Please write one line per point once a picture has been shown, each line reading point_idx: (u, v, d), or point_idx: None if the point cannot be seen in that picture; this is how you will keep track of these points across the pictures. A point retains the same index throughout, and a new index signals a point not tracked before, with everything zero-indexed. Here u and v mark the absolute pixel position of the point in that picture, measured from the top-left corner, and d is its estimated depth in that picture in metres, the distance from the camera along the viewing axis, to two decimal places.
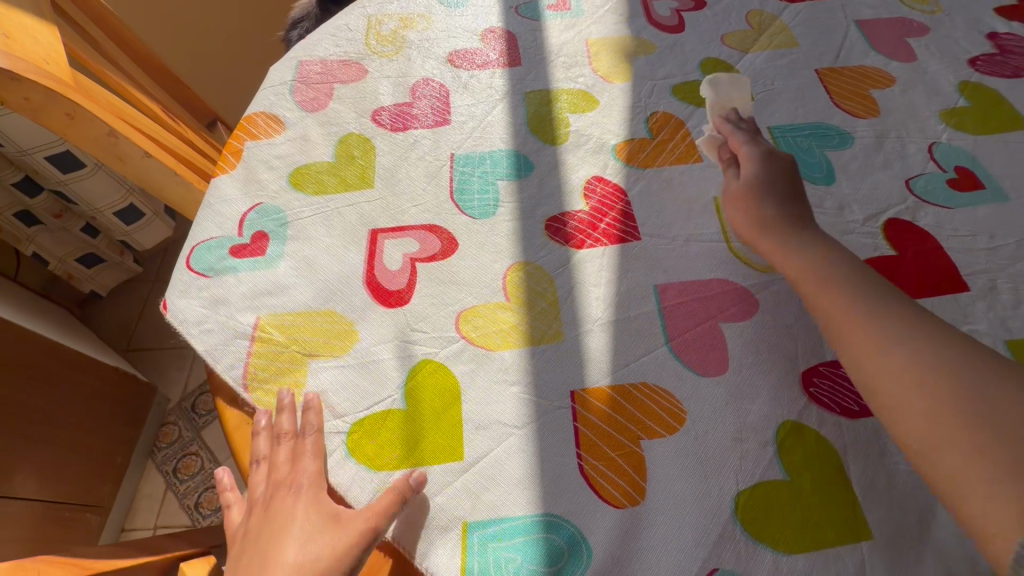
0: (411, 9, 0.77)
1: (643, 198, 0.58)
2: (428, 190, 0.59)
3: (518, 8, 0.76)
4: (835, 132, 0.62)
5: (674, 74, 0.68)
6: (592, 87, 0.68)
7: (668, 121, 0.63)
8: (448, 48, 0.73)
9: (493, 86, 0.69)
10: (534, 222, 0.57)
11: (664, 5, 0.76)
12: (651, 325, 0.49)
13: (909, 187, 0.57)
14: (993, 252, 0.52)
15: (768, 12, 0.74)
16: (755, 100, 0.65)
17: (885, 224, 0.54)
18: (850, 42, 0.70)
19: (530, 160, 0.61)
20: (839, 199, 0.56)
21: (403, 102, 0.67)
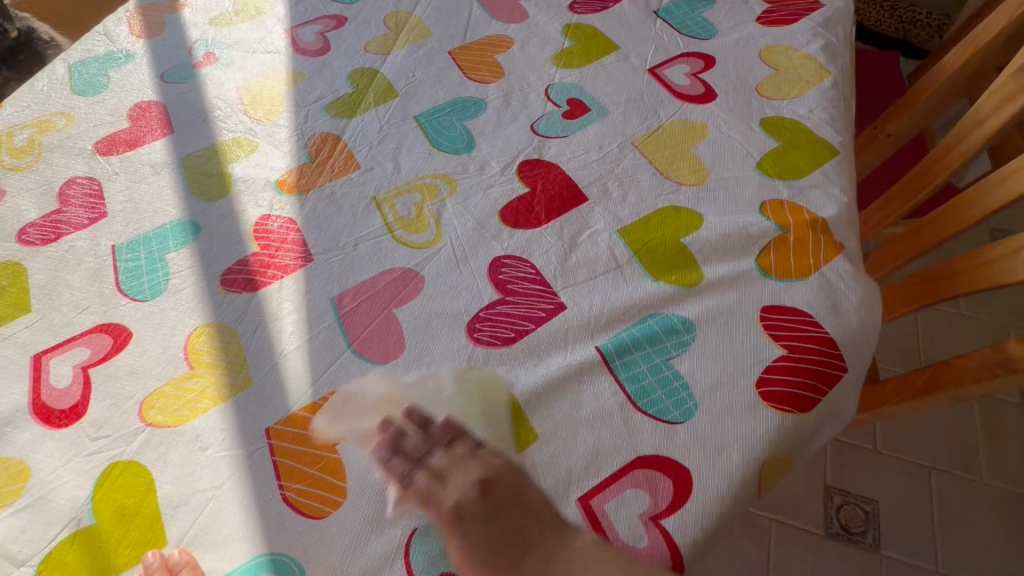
0: (50, 110, 0.73)
1: (313, 217, 0.60)
2: (94, 291, 0.57)
3: (164, 76, 0.75)
4: (471, 102, 0.69)
5: (325, 94, 0.71)
6: (250, 130, 0.69)
7: (325, 142, 0.67)
8: (95, 138, 0.69)
9: (151, 160, 0.66)
10: (210, 281, 0.56)
11: (308, 32, 0.80)
12: (333, 336, 0.52)
13: (533, 128, 0.65)
14: (603, 159, 0.62)
15: (403, 11, 0.81)
16: (400, 96, 0.71)
17: (519, 167, 0.62)
18: (473, 18, 0.79)
19: (197, 222, 0.61)
20: (480, 159, 0.63)
21: (52, 210, 0.63)
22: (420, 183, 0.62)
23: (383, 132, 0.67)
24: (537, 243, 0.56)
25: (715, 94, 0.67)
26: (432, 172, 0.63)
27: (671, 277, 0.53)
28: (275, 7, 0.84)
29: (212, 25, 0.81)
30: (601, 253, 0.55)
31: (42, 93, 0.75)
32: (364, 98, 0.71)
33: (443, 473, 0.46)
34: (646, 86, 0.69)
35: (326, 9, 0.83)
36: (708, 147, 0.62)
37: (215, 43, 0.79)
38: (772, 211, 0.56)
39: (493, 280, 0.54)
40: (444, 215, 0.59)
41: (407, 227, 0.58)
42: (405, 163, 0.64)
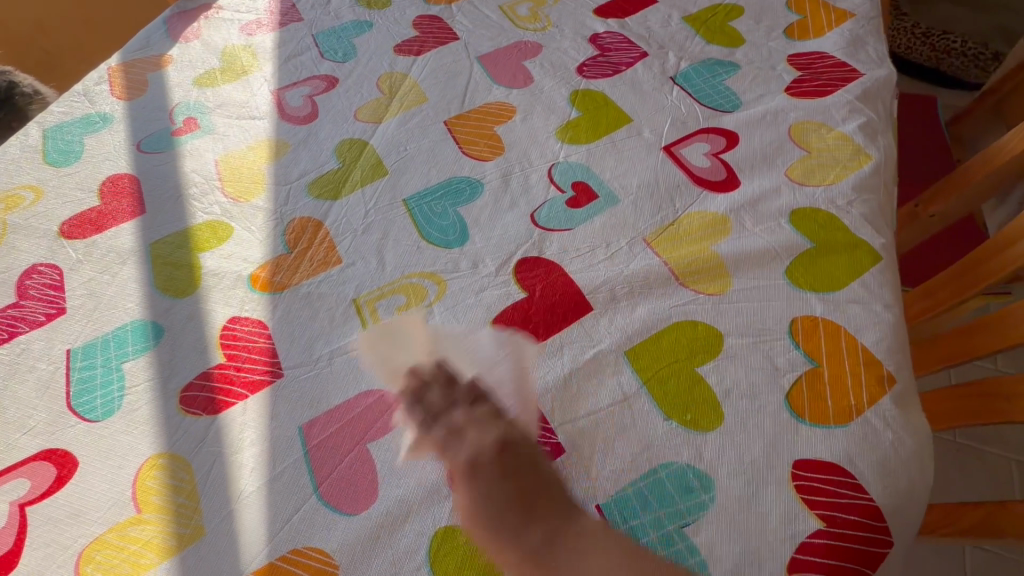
0: (17, 182, 0.68)
1: (285, 323, 0.54)
2: (41, 406, 0.51)
3: (140, 144, 0.70)
4: (466, 184, 0.63)
5: (308, 170, 0.66)
6: (225, 212, 0.63)
7: (304, 228, 0.61)
8: (62, 217, 0.64)
9: (117, 246, 0.61)
10: (168, 398, 0.50)
11: (296, 95, 0.74)
12: (297, 476, 0.46)
13: (533, 218, 0.59)
14: (610, 259, 0.55)
15: (398, 72, 0.76)
16: (389, 174, 0.65)
17: (516, 267, 0.56)
18: (473, 82, 0.73)
19: (160, 323, 0.55)
20: (473, 255, 0.57)
21: (8, 304, 0.58)
22: (405, 283, 0.56)
23: (368, 218, 0.61)
24: (534, 365, 0.49)
25: (738, 181, 0.60)
26: (418, 270, 0.56)
27: (686, 415, 0.46)
28: (263, 64, 0.78)
29: (197, 86, 0.76)
30: (605, 380, 0.48)
31: (11, 161, 0.70)
32: (350, 176, 0.65)
33: (461, 430, 0.47)
34: (661, 167, 0.62)
35: (316, 67, 0.78)
36: (731, 245, 0.55)
37: (197, 107, 0.74)
38: (805, 333, 0.49)
39: (481, 411, 0.47)
40: (429, 324, 0.52)
41: (388, 339, 0.52)
42: (390, 258, 0.58)
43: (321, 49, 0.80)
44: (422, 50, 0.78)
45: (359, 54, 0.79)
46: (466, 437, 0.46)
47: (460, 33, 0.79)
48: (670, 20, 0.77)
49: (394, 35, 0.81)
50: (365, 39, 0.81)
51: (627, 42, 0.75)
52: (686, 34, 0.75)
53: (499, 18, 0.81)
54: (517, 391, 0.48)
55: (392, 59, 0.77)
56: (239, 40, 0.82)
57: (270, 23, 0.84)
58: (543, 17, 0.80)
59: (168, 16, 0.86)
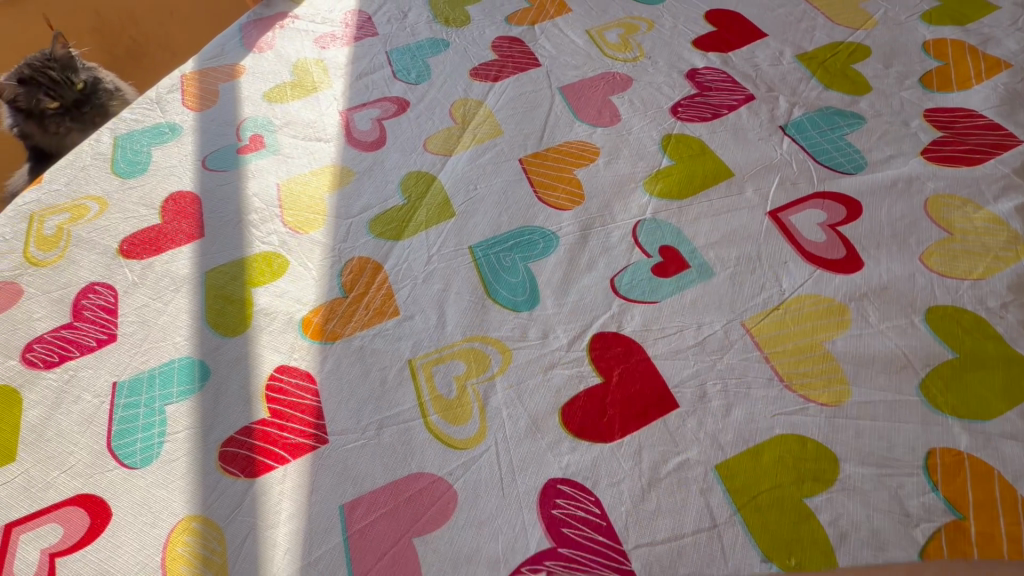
0: (84, 192, 0.67)
1: (333, 380, 0.50)
2: (82, 444, 0.49)
3: (205, 160, 0.68)
4: (539, 235, 0.57)
5: (372, 204, 0.62)
6: (282, 243, 0.60)
7: (362, 270, 0.56)
8: (123, 234, 0.63)
9: (173, 271, 0.59)
10: (208, 453, 0.47)
11: (365, 117, 0.70)
12: (335, 567, 0.41)
13: (614, 286, 0.52)
14: (701, 347, 0.48)
15: (473, 99, 0.70)
16: (456, 216, 0.59)
17: (590, 343, 0.49)
18: (553, 116, 0.67)
19: (207, 364, 0.52)
20: (544, 323, 0.51)
21: (62, 323, 0.57)
22: (466, 349, 0.50)
23: (431, 265, 0.56)
24: (607, 466, 0.43)
25: (861, 261, 0.51)
26: (482, 334, 0.51)
27: (791, 559, 0.38)
28: (334, 81, 0.75)
29: (266, 100, 0.74)
30: (690, 499, 0.41)
31: (81, 169, 0.69)
32: (415, 214, 0.60)
33: (521, 535, 0.41)
34: (766, 237, 0.54)
35: (388, 87, 0.73)
36: (852, 343, 0.46)
37: (265, 123, 0.71)
38: (944, 473, 0.40)
39: (543, 518, 0.41)
40: (491, 402, 0.47)
41: (444, 413, 0.47)
42: (451, 316, 0.52)
43: (393, 68, 0.76)
44: (500, 75, 0.72)
45: (433, 76, 0.74)
46: (525, 545, 0.41)
47: (543, 59, 0.73)
48: (781, 58, 0.68)
49: (471, 56, 0.76)
50: (440, 59, 0.76)
51: (729, 81, 0.67)
52: (800, 76, 0.66)
53: (586, 44, 0.74)
54: (588, 496, 0.42)
55: (468, 83, 0.72)
56: (312, 53, 0.79)
57: (345, 36, 0.80)
58: (634, 45, 0.73)
59: (245, 23, 0.84)
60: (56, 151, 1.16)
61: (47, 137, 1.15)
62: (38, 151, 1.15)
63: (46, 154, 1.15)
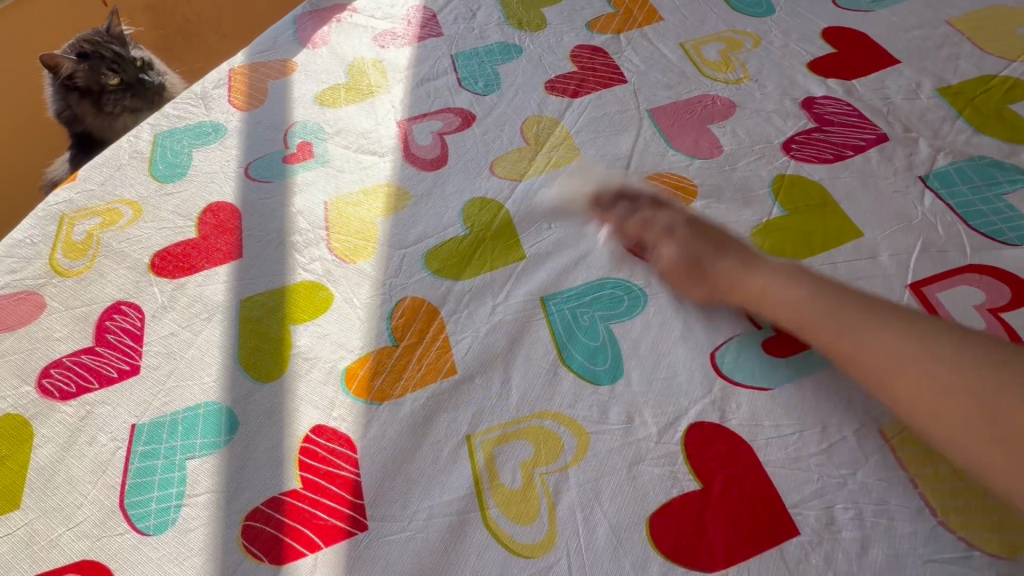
0: (119, 195, 0.61)
1: (376, 451, 0.42)
2: (92, 497, 0.43)
3: (249, 168, 0.62)
4: (623, 290, 0.48)
5: (429, 234, 0.54)
6: (327, 273, 0.53)
7: (415, 314, 0.49)
8: (155, 247, 0.57)
9: (206, 296, 0.52)
10: (229, 525, 0.41)
11: (425, 130, 0.63)
12: None
13: (716, 362, 0.43)
14: (826, 456, 0.39)
15: (548, 116, 0.62)
16: (526, 258, 0.51)
17: (687, 435, 0.41)
18: (641, 144, 0.58)
19: (235, 413, 0.46)
20: (628, 403, 0.43)
21: (83, 347, 0.51)
22: (534, 428, 0.42)
23: (495, 316, 0.48)
24: None
25: None
26: (553, 411, 0.43)
27: None
28: (393, 85, 0.68)
29: (318, 103, 0.67)
30: None
31: (118, 169, 0.64)
32: (478, 251, 0.52)
33: None
34: None
35: (452, 96, 0.66)
36: None
37: (315, 129, 0.65)
38: None
39: None
40: (562, 501, 0.39)
41: (505, 508, 0.39)
42: (517, 384, 0.45)
43: (459, 74, 0.68)
44: (580, 90, 0.64)
45: (504, 86, 0.66)
46: None
47: (629, 74, 0.64)
48: (918, 91, 0.58)
49: (547, 66, 0.67)
50: (511, 67, 0.68)
51: (855, 115, 0.56)
52: (942, 115, 0.56)
53: (680, 60, 0.65)
54: None
55: (542, 97, 0.64)
56: (370, 52, 0.72)
57: (407, 35, 0.73)
58: (737, 65, 0.63)
59: (300, 14, 0.78)
60: (106, 138, 1.07)
61: (99, 119, 1.05)
62: (85, 136, 1.05)
63: (93, 140, 1.05)
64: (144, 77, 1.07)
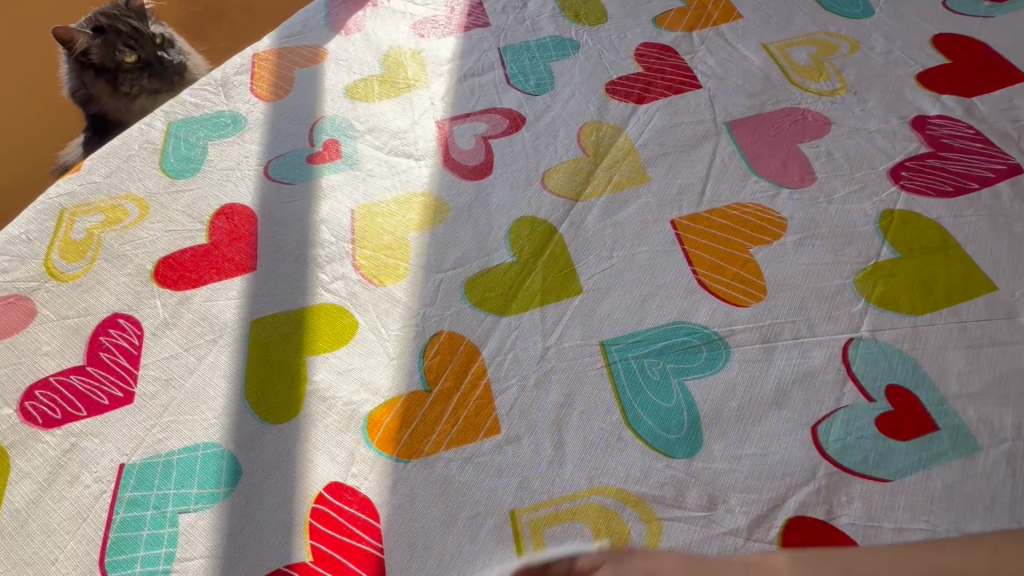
0: (125, 189, 0.55)
1: (403, 522, 0.36)
2: (69, 551, 0.37)
3: (269, 166, 0.55)
4: (701, 339, 0.41)
5: (471, 256, 0.47)
6: (351, 295, 0.46)
7: (452, 353, 0.42)
8: (161, 252, 0.50)
9: (213, 314, 0.46)
10: None
11: (468, 133, 0.55)
12: None
13: (818, 440, 0.36)
14: None
15: (609, 123, 0.54)
16: (583, 292, 0.44)
17: (784, 534, 0.33)
18: (720, 161, 0.50)
19: (238, 459, 0.39)
20: (708, 483, 0.35)
21: (72, 365, 0.45)
22: (593, 507, 0.35)
23: (546, 361, 0.41)
24: None
25: None
26: (616, 487, 0.36)
27: None
28: (433, 79, 0.60)
29: (349, 95, 0.60)
30: None
31: (126, 160, 0.57)
32: (526, 280, 0.45)
33: None
34: None
35: (500, 95, 0.58)
36: None
37: (344, 125, 0.58)
38: None
39: None
40: None
41: None
42: (572, 449, 0.37)
43: (508, 71, 0.60)
44: (646, 95, 0.56)
45: (558, 86, 0.58)
46: None
47: (704, 79, 0.56)
48: None
49: (608, 65, 0.59)
50: (567, 65, 0.60)
51: (980, 141, 0.48)
52: None
53: (763, 65, 0.56)
54: None
55: (603, 101, 0.56)
56: (408, 41, 0.64)
57: (450, 24, 0.65)
58: (831, 74, 0.55)
59: None
60: (123, 120, 1.00)
61: (115, 100, 0.99)
62: (101, 118, 0.99)
63: (108, 122, 0.99)
64: (162, 54, 1.00)
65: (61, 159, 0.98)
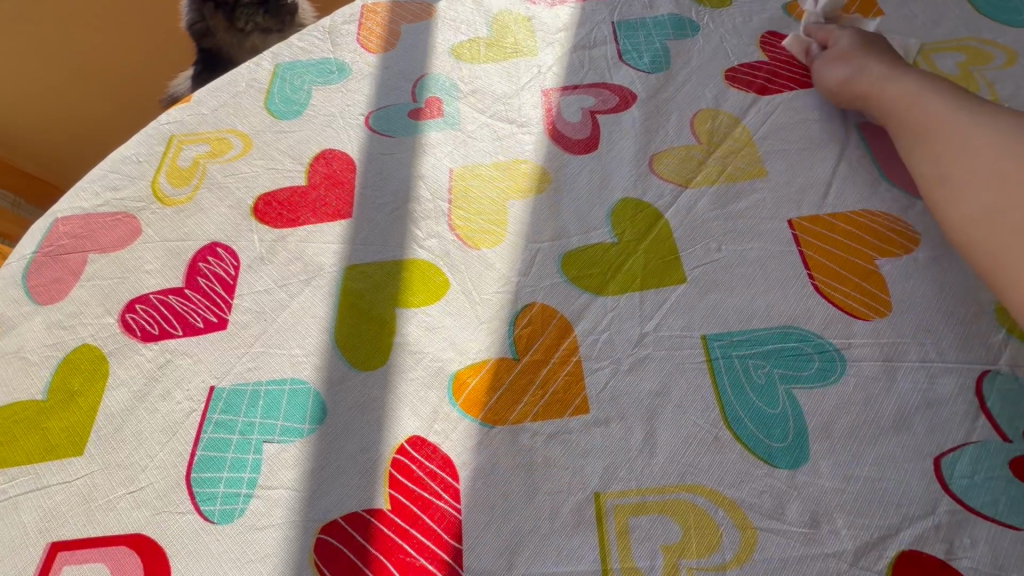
0: (231, 124, 0.56)
1: (483, 486, 0.35)
2: (157, 461, 0.38)
3: (371, 117, 0.55)
4: (813, 347, 0.38)
5: (569, 231, 0.45)
6: (444, 254, 0.45)
7: (544, 325, 0.41)
8: (261, 189, 0.51)
9: (308, 254, 0.46)
10: (303, 535, 0.34)
11: (574, 106, 0.53)
12: None
13: (942, 474, 0.33)
14: None
15: (726, 112, 0.51)
16: (687, 283, 0.42)
17: (895, 565, 0.31)
18: (848, 165, 0.46)
19: (323, 399, 0.39)
20: (812, 501, 0.33)
21: (172, 286, 0.46)
22: (684, 505, 0.33)
23: (642, 348, 0.39)
24: None
25: None
26: (710, 487, 0.34)
27: None
28: (541, 47, 0.58)
29: (454, 55, 0.59)
30: None
31: (233, 96, 0.58)
32: (627, 262, 0.43)
33: None
34: None
35: (610, 71, 0.56)
36: None
37: (448, 84, 0.57)
38: None
39: None
40: None
41: None
42: (664, 442, 0.35)
43: (620, 47, 0.57)
44: (770, 86, 0.52)
45: (673, 68, 0.55)
46: None
47: None
48: None
49: (728, 52, 0.56)
50: (685, 47, 0.57)
51: None
52: None
53: (903, 67, 0.52)
54: None
55: (721, 88, 0.53)
56: (517, 6, 0.63)
57: None
58: (981, 85, 0.50)
59: None
60: (235, 56, 1.04)
61: (231, 35, 1.03)
62: (213, 52, 1.03)
63: (220, 58, 1.04)
64: None
65: (171, 89, 1.02)
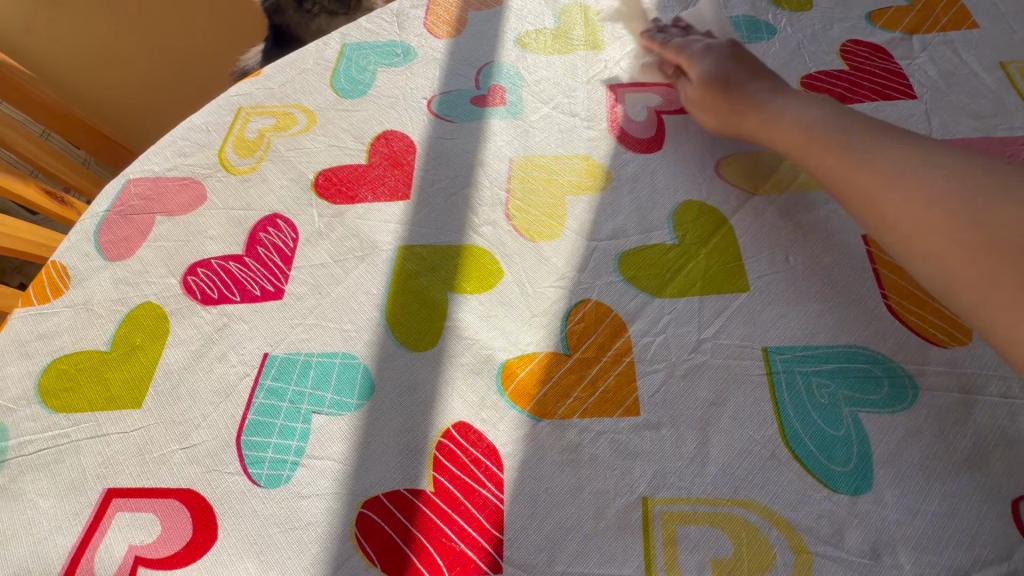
0: (297, 99, 0.57)
1: (528, 478, 0.35)
2: (210, 421, 0.39)
3: (434, 101, 0.55)
4: (882, 370, 0.36)
5: (629, 230, 0.44)
6: (500, 243, 0.45)
7: (598, 323, 0.40)
8: (323, 164, 0.52)
9: (365, 232, 0.47)
10: (345, 507, 0.35)
11: (641, 104, 0.52)
12: None
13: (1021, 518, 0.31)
14: None
15: None
16: (750, 292, 0.40)
17: None
18: None
19: (372, 377, 0.39)
20: (873, 530, 0.31)
21: (233, 253, 0.47)
22: (735, 520, 0.32)
23: (699, 355, 0.38)
24: None
25: None
26: (763, 504, 0.33)
27: None
28: (608, 42, 0.57)
29: (520, 44, 0.59)
30: None
31: (300, 72, 0.59)
32: (688, 266, 0.42)
33: None
34: None
35: None
36: None
37: (513, 73, 0.56)
38: None
39: None
40: None
41: None
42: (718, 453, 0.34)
43: None
44: (850, 96, 0.50)
45: None
46: None
47: (921, 89, 0.49)
48: None
49: (806, 57, 0.54)
50: (759, 49, 0.55)
51: None
52: None
53: (997, 84, 0.49)
54: None
55: None
56: None
57: None
58: None
59: None
60: (301, 35, 1.06)
61: (299, 15, 1.06)
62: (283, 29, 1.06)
63: (288, 36, 1.06)
64: None
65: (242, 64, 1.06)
